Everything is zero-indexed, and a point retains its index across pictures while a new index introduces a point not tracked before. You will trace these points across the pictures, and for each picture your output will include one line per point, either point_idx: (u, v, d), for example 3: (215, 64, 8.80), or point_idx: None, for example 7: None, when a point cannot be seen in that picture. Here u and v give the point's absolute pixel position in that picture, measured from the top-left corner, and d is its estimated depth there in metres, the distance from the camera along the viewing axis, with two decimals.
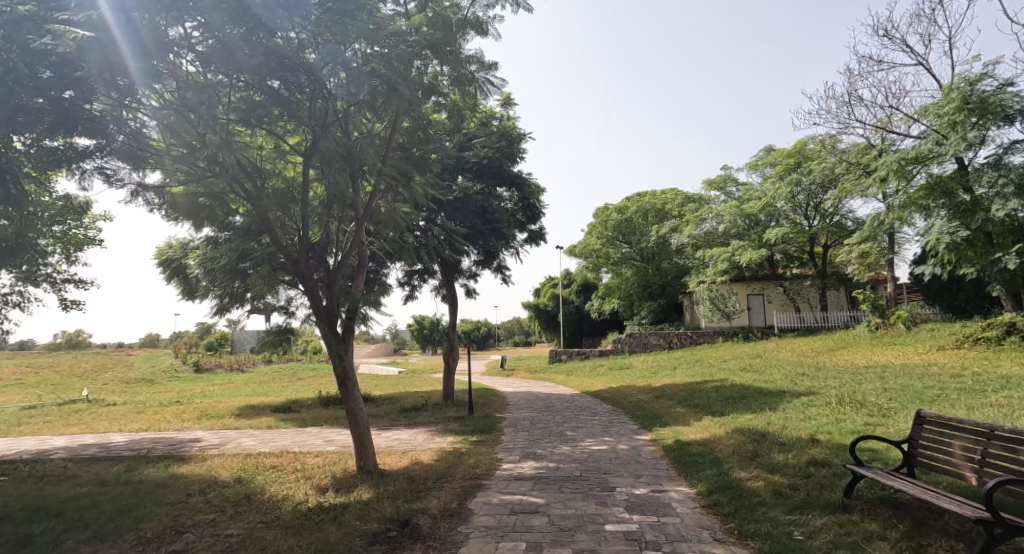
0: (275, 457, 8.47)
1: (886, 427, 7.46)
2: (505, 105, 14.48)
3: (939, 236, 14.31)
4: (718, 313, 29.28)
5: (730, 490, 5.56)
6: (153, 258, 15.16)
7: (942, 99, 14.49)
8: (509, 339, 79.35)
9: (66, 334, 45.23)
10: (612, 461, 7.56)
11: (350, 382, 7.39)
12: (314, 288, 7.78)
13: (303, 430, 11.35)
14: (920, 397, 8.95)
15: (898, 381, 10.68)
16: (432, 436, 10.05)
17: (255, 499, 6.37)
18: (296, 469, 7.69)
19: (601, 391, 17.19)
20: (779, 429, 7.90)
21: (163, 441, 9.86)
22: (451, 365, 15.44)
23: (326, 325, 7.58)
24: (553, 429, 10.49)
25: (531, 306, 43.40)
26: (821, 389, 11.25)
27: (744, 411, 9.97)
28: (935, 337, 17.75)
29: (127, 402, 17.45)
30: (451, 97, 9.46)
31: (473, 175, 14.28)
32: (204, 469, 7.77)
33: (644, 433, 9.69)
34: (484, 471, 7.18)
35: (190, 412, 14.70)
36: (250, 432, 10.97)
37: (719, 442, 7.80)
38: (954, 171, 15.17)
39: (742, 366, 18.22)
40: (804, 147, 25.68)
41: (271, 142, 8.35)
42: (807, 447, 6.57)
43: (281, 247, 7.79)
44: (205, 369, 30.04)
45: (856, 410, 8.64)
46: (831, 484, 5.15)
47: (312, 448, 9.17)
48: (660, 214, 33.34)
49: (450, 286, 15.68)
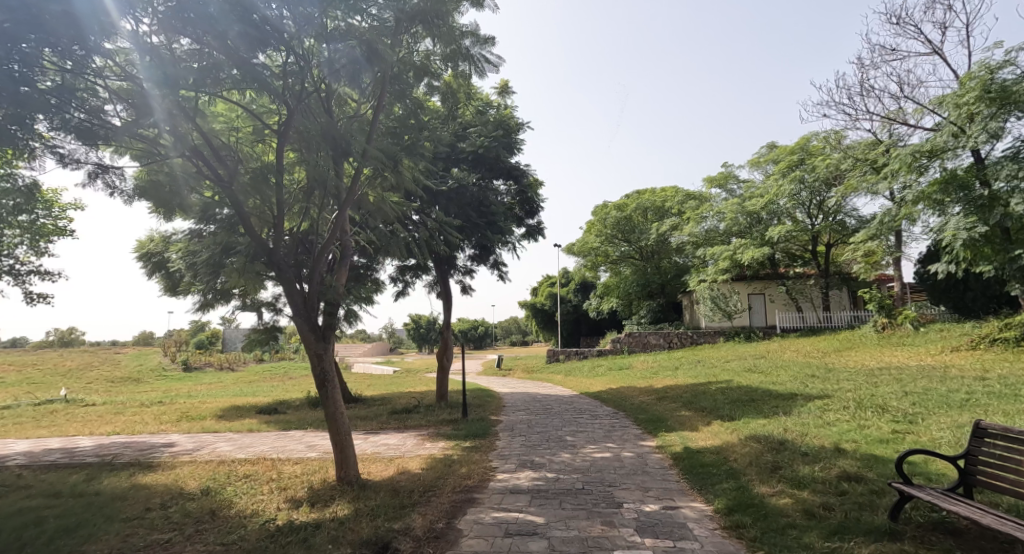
0: (251, 464, 7.78)
1: (918, 435, 6.78)
2: (501, 92, 13.81)
3: (955, 233, 13.82)
4: (719, 312, 28.36)
5: (755, 509, 4.92)
6: (132, 251, 14.42)
7: (961, 89, 13.88)
8: (506, 339, 78.72)
9: (60, 331, 44.51)
10: (616, 471, 6.91)
11: (331, 386, 6.72)
12: (292, 284, 7.04)
13: (286, 433, 10.65)
14: (947, 402, 8.30)
15: (919, 385, 10.03)
16: (423, 442, 9.37)
17: (220, 515, 5.69)
18: (272, 479, 7.02)
19: (601, 392, 16.55)
20: (799, 437, 7.27)
21: (134, 446, 9.15)
22: (445, 364, 14.77)
23: (305, 324, 6.91)
24: (552, 433, 9.85)
25: (527, 304, 42.79)
26: (835, 392, 10.63)
27: (756, 415, 9.35)
28: (945, 338, 17.25)
29: (107, 402, 16.68)
30: (445, 79, 8.85)
31: (468, 167, 13.62)
32: (171, 479, 7.08)
33: (649, 439, 9.04)
34: (477, 482, 6.53)
35: (171, 414, 13.96)
36: (228, 436, 10.27)
37: (733, 450, 7.16)
38: (971, 165, 14.55)
39: (746, 368, 17.45)
40: (807, 143, 25.06)
41: (248, 124, 7.71)
42: (835, 458, 5.93)
43: (255, 237, 7.03)
44: (194, 368, 29.30)
45: (879, 416, 8.00)
46: (871, 505, 4.51)
47: (292, 454, 8.50)
48: (659, 212, 32.63)
49: (444, 282, 14.99)
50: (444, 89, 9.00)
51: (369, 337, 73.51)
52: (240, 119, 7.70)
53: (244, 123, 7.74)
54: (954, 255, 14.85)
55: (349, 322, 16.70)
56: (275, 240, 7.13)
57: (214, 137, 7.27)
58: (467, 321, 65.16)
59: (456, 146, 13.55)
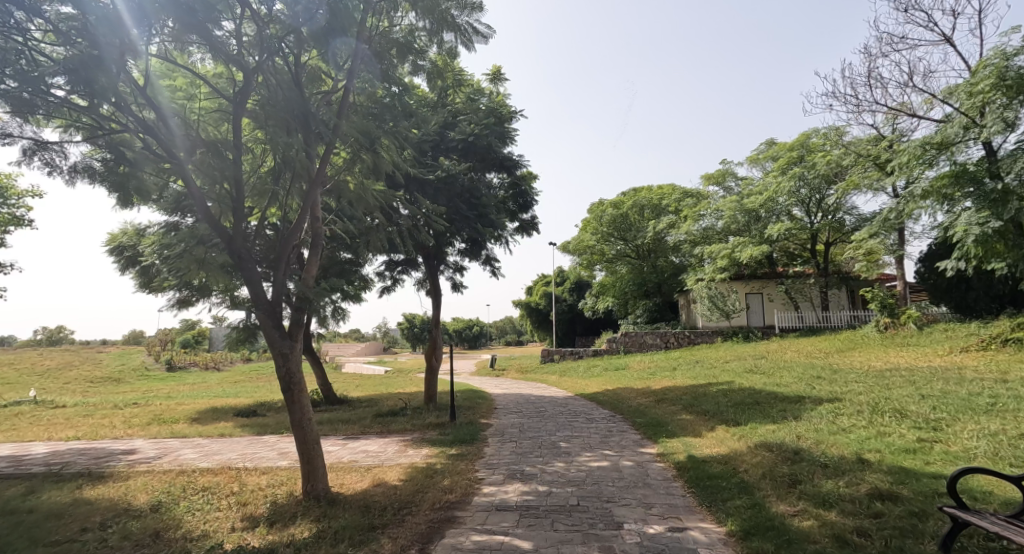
0: (212, 475, 7.05)
1: (947, 445, 6.13)
2: (494, 79, 13.14)
3: (967, 228, 13.20)
4: (717, 312, 27.43)
5: (776, 533, 4.25)
6: (103, 244, 13.65)
7: (974, 77, 13.28)
8: (501, 339, 78.15)
9: (47, 330, 43.58)
10: (614, 484, 6.23)
11: (297, 389, 6.01)
12: (253, 276, 6.30)
13: (259, 439, 9.89)
14: (972, 407, 7.67)
15: (936, 388, 9.40)
16: (405, 448, 8.65)
17: (163, 538, 4.99)
18: (232, 492, 6.31)
19: (597, 393, 15.90)
20: (814, 445, 6.63)
21: (89, 454, 8.39)
22: (434, 365, 14.02)
23: (268, 319, 6.14)
24: (545, 439, 9.18)
25: (522, 304, 41.98)
26: (845, 395, 10.02)
27: (764, 420, 8.72)
28: (950, 338, 16.72)
29: (78, 404, 15.85)
30: (432, 58, 8.29)
31: (458, 156, 12.91)
32: (119, 492, 6.34)
33: (649, 445, 8.39)
34: (459, 496, 5.84)
35: (143, 416, 13.16)
36: (197, 442, 9.53)
37: (743, 460, 6.50)
38: (982, 158, 14.05)
39: (747, 368, 16.81)
40: (806, 140, 24.36)
41: (212, 100, 7.01)
42: (862, 472, 5.28)
43: (212, 221, 6.23)
44: (178, 367, 28.49)
45: (900, 422, 7.36)
46: (915, 531, 3.86)
47: (261, 463, 7.79)
48: (656, 209, 31.80)
49: (433, 279, 14.28)
50: (432, 70, 8.38)
51: (362, 337, 72.26)
52: (204, 94, 7.01)
53: (207, 99, 7.04)
54: (965, 251, 14.11)
55: (336, 321, 16.13)
56: (237, 226, 6.38)
57: (170, 110, 6.55)
58: (462, 321, 64.11)
59: (445, 134, 12.84)
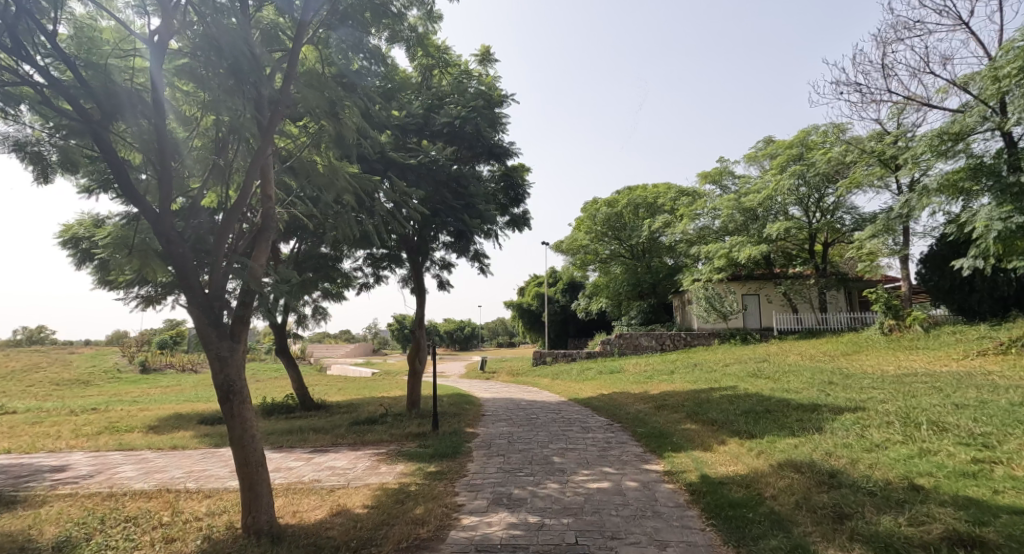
0: (145, 500, 5.99)
1: (1012, 468, 5.19)
2: (482, 60, 12.14)
3: (988, 224, 12.28)
4: (714, 313, 26.30)
5: None
6: (56, 234, 12.53)
7: (995, 62, 12.47)
8: (492, 339, 77.09)
9: (28, 330, 42.19)
10: (617, 513, 5.23)
11: (239, 400, 4.96)
12: (185, 265, 5.20)
13: (215, 452, 8.82)
14: (1019, 419, 6.76)
15: (968, 396, 8.52)
16: (377, 465, 7.62)
17: None
18: (162, 523, 5.26)
19: (592, 398, 14.95)
20: (849, 465, 5.68)
21: (11, 472, 7.28)
22: (418, 368, 12.93)
23: (203, 316, 5.09)
24: (537, 453, 8.16)
25: (513, 304, 40.99)
26: (865, 403, 9.11)
27: (781, 432, 7.79)
28: (960, 341, 15.91)
29: (29, 409, 14.62)
30: (413, 23, 7.16)
31: (445, 141, 11.87)
32: (23, 523, 5.26)
33: (653, 461, 7.41)
34: (433, 530, 4.84)
35: (94, 425, 11.98)
36: (142, 456, 8.44)
37: (768, 482, 5.53)
38: (1001, 149, 13.37)
39: (749, 373, 15.88)
40: (806, 137, 23.34)
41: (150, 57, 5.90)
42: (925, 505, 4.31)
43: (133, 192, 5.13)
44: (153, 369, 27.30)
45: (943, 437, 6.43)
46: None
47: (208, 483, 6.71)
48: (651, 208, 30.95)
49: (418, 276, 13.25)
50: (412, 39, 7.28)
51: (350, 337, 71.06)
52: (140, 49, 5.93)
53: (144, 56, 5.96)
54: (983, 248, 13.23)
55: (316, 321, 15.12)
56: (164, 202, 5.25)
57: (89, 62, 5.45)
58: (454, 321, 63.18)
59: (431, 117, 11.82)
